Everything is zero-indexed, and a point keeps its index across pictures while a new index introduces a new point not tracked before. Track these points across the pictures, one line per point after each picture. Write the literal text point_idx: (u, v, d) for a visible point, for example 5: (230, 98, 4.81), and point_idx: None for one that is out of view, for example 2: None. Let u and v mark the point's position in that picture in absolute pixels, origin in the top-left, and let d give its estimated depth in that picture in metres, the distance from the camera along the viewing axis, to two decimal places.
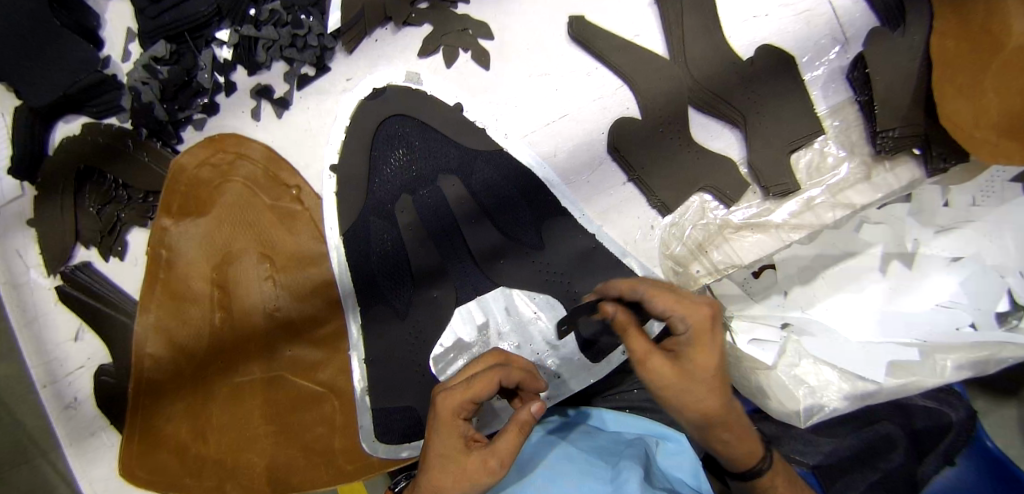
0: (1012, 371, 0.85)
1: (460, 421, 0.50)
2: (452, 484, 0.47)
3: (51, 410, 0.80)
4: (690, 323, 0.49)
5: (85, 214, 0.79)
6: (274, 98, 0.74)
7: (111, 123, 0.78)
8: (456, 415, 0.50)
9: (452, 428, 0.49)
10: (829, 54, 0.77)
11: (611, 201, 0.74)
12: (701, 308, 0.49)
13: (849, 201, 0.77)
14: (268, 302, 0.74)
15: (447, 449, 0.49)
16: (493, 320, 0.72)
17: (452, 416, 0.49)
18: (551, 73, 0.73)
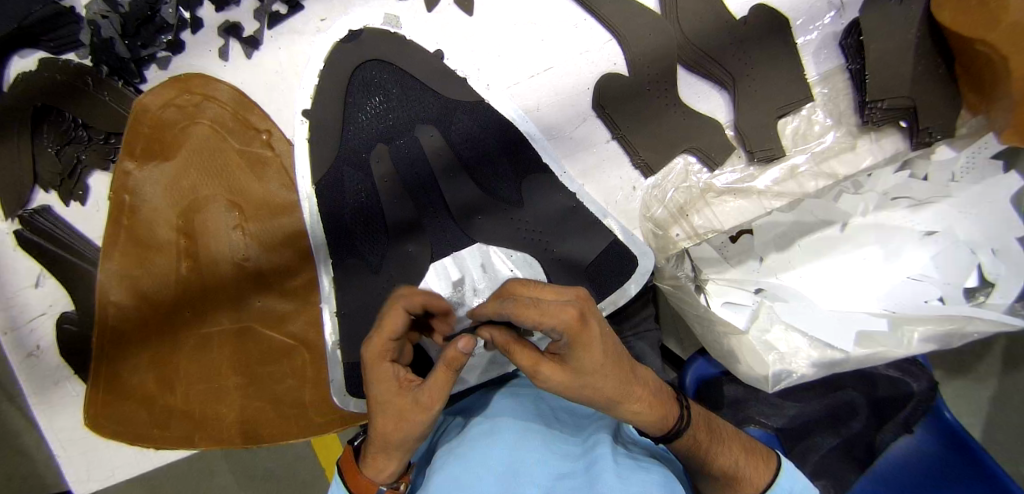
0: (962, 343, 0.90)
1: (387, 362, 0.48)
2: (398, 424, 0.46)
3: (14, 358, 0.78)
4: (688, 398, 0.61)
5: (43, 154, 0.75)
6: (243, 37, 0.70)
7: (70, 60, 0.73)
8: (383, 360, 0.48)
9: (381, 374, 0.48)
10: (824, 18, 0.75)
11: (593, 160, 0.72)
12: (567, 308, 0.43)
13: (833, 170, 0.76)
14: (237, 252, 0.72)
15: (382, 395, 0.47)
16: (469, 277, 0.71)
17: (379, 360, 0.48)
18: (537, 23, 0.70)
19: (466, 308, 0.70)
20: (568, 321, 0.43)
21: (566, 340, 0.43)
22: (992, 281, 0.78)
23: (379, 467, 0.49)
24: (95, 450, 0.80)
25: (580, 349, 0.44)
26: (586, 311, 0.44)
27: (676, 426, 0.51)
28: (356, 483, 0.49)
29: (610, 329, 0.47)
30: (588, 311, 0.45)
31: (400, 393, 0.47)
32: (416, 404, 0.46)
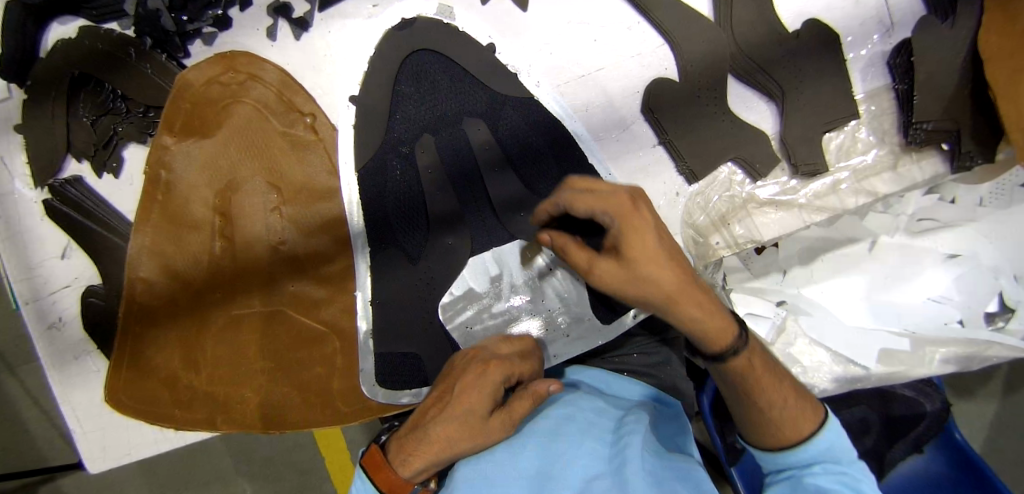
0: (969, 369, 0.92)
1: (489, 385, 0.54)
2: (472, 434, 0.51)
3: (33, 330, 0.77)
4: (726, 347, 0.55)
5: (78, 124, 0.74)
6: (292, 17, 0.69)
7: (112, 29, 0.72)
8: (496, 380, 0.55)
9: (485, 390, 0.53)
10: (873, 37, 0.75)
11: (638, 164, 0.72)
12: (621, 195, 0.50)
13: (874, 188, 0.76)
14: (273, 235, 0.71)
15: (475, 406, 0.52)
16: (507, 274, 0.71)
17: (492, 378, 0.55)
18: (590, 23, 0.69)
19: (504, 303, 0.71)
20: (620, 201, 0.50)
21: (613, 219, 0.49)
22: (1012, 307, 0.79)
23: (406, 466, 0.51)
24: (112, 428, 0.79)
25: (631, 235, 0.49)
26: (639, 202, 0.51)
27: (730, 343, 0.49)
28: (385, 481, 0.51)
29: (663, 225, 0.51)
30: (642, 205, 0.51)
31: (481, 413, 0.52)
32: (496, 423, 0.52)
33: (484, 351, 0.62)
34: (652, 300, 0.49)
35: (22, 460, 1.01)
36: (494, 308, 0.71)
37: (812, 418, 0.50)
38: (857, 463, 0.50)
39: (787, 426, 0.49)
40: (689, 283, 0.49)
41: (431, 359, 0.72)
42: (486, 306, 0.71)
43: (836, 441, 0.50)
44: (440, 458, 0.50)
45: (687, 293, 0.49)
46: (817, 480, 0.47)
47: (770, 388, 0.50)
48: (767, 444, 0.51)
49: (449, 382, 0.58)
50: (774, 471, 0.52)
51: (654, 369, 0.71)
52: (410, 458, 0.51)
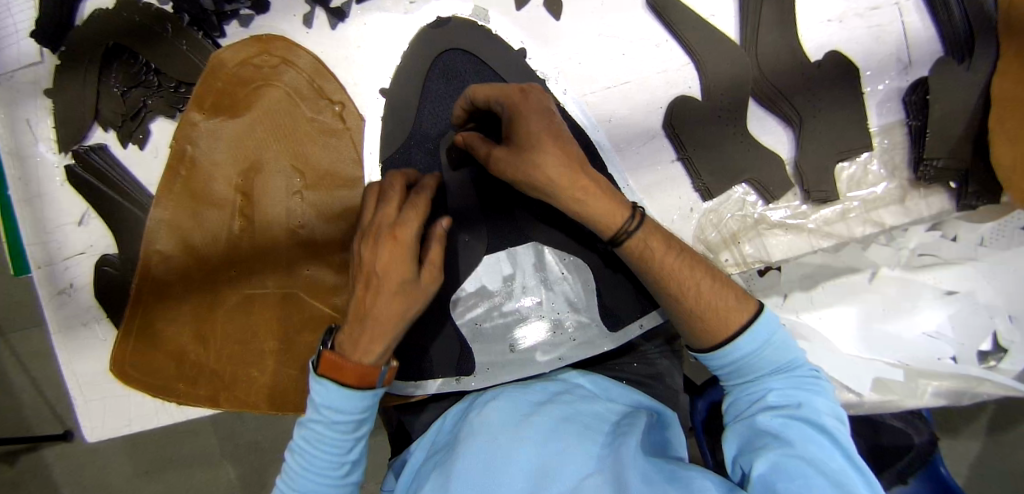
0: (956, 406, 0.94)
1: (405, 254, 0.53)
2: (404, 293, 0.54)
3: (44, 293, 0.77)
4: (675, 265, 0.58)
5: (107, 93, 0.75)
6: (331, 7, 0.71)
7: (151, 4, 0.73)
8: (405, 245, 0.53)
9: (395, 255, 0.53)
10: (891, 72, 0.77)
11: (655, 178, 0.74)
12: (511, 87, 0.58)
13: (881, 219, 0.78)
14: (292, 219, 0.72)
15: (397, 274, 0.53)
16: (520, 274, 0.72)
17: (395, 247, 0.53)
18: (619, 37, 0.72)
19: (514, 303, 0.72)
20: (512, 93, 0.57)
21: (508, 107, 0.56)
22: (1005, 347, 0.81)
23: (360, 348, 0.53)
24: (113, 397, 0.79)
25: (523, 118, 0.55)
26: (530, 92, 0.57)
27: (621, 225, 0.56)
28: (352, 375, 0.52)
29: (548, 112, 0.57)
30: (535, 93, 0.58)
31: (412, 279, 0.54)
32: (428, 279, 0.56)
33: (382, 220, 0.56)
34: (553, 191, 0.56)
35: (14, 423, 1.01)
36: (505, 307, 0.73)
37: (735, 297, 0.56)
38: (798, 357, 0.56)
39: (709, 317, 0.55)
40: (575, 167, 0.56)
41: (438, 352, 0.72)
42: (497, 304, 0.73)
43: (773, 333, 0.55)
44: (394, 332, 0.53)
45: (574, 179, 0.55)
46: (773, 399, 0.52)
47: (676, 270, 0.57)
48: (704, 345, 0.57)
49: (366, 264, 0.55)
50: (724, 376, 0.58)
51: (654, 378, 0.72)
52: (367, 343, 0.53)
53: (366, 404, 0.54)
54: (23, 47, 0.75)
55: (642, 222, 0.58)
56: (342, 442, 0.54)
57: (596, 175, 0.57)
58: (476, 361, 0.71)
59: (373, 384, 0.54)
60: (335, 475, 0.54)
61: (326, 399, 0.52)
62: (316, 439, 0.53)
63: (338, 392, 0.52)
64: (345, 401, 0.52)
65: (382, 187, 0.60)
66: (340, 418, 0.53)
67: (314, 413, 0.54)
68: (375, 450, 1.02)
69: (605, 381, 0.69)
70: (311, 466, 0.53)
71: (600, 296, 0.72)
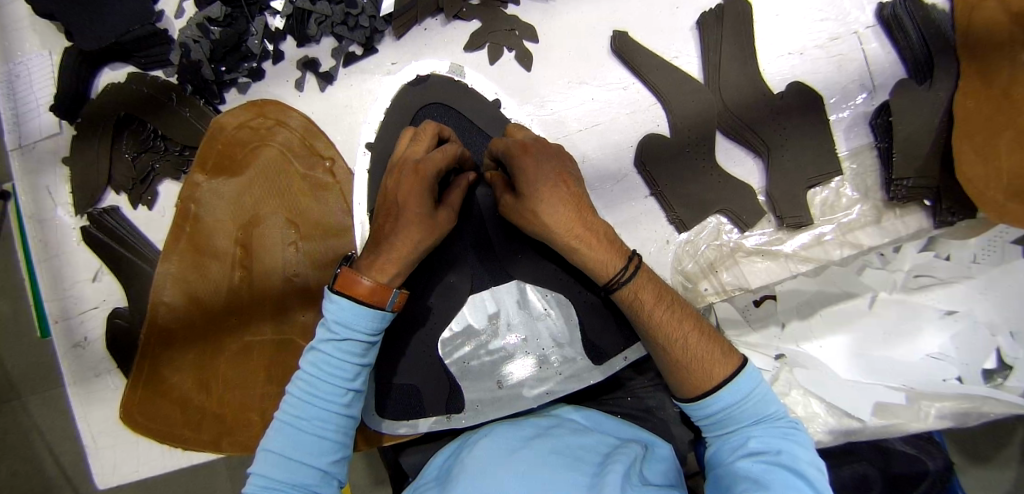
0: (967, 429, 0.94)
1: (419, 187, 0.61)
2: (410, 225, 0.60)
3: (61, 347, 0.83)
4: (665, 316, 0.60)
5: (120, 159, 0.81)
6: (319, 71, 0.77)
7: (157, 76, 0.81)
8: (425, 180, 0.61)
9: (414, 182, 0.61)
10: (856, 98, 0.81)
11: (631, 213, 0.77)
12: (513, 141, 0.63)
13: (858, 241, 0.80)
14: (289, 267, 0.76)
15: (416, 206, 0.60)
16: (504, 312, 0.75)
17: (416, 177, 0.61)
18: (589, 83, 0.76)
19: (500, 341, 0.75)
20: (512, 147, 0.62)
21: (508, 157, 0.62)
22: (1010, 364, 0.81)
23: (385, 269, 0.58)
24: (124, 444, 0.82)
25: (521, 169, 0.60)
26: (531, 146, 0.62)
27: (615, 275, 0.60)
28: (365, 292, 0.55)
29: (556, 165, 0.62)
30: (536, 145, 0.63)
31: (429, 209, 0.61)
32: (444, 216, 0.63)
33: (410, 156, 0.64)
34: (555, 237, 0.61)
35: (36, 479, 1.05)
36: (491, 344, 0.75)
37: (722, 351, 0.58)
38: (779, 408, 0.57)
39: (697, 367, 0.57)
40: (574, 214, 0.60)
41: (430, 392, 0.74)
42: (483, 342, 0.75)
43: (756, 383, 0.57)
44: (409, 258, 0.59)
45: (572, 227, 0.60)
46: (752, 446, 0.54)
47: (664, 322, 0.60)
48: (687, 396, 0.59)
49: (391, 194, 0.63)
50: (705, 426, 0.59)
51: (647, 412, 0.74)
52: (385, 263, 0.59)
53: (376, 327, 0.56)
54: (44, 121, 0.83)
55: (637, 273, 0.61)
56: (348, 365, 0.55)
57: (595, 223, 0.62)
58: (465, 398, 0.74)
59: (382, 306, 0.56)
60: (339, 402, 0.54)
61: (337, 315, 0.54)
62: (327, 360, 0.54)
63: (351, 309, 0.54)
64: (357, 318, 0.54)
65: (417, 131, 0.67)
66: (349, 336, 0.54)
67: (325, 333, 0.55)
68: None
69: (597, 415, 0.71)
70: (316, 389, 0.54)
71: (583, 330, 0.74)
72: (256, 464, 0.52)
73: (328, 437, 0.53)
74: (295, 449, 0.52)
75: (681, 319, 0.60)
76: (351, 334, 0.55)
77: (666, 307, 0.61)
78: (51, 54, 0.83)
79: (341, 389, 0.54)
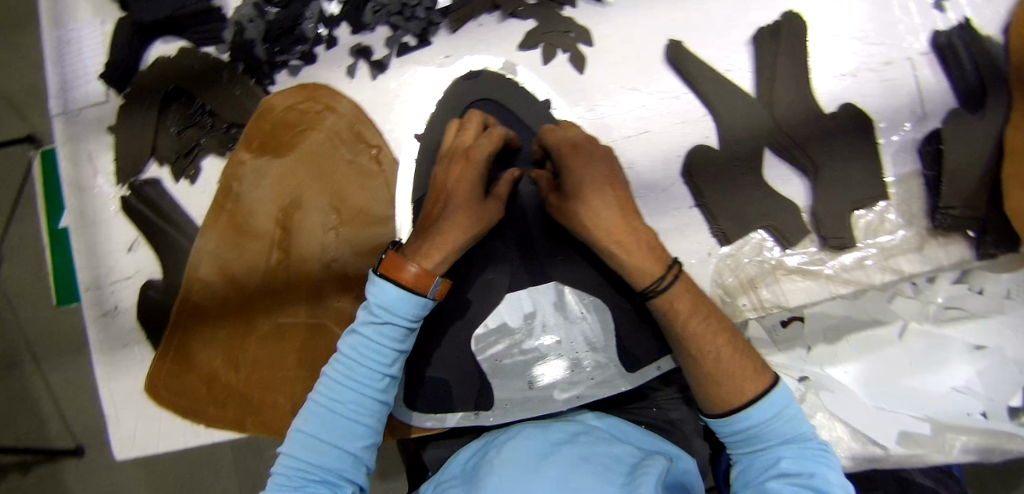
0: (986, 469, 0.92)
1: (471, 173, 0.62)
2: (460, 209, 0.60)
3: (91, 314, 0.83)
4: (700, 326, 0.58)
5: (165, 132, 0.81)
6: (372, 59, 0.78)
7: (209, 52, 0.80)
8: (475, 167, 0.63)
9: (466, 170, 0.62)
10: (905, 125, 0.80)
11: (675, 223, 0.76)
12: (562, 140, 0.64)
13: (899, 267, 0.79)
14: (326, 253, 0.76)
15: (465, 195, 0.61)
16: (540, 312, 0.74)
17: (465, 165, 0.63)
18: (640, 89, 0.76)
19: (534, 341, 0.74)
20: (562, 144, 0.63)
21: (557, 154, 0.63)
22: None
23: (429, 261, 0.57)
24: (144, 419, 0.82)
25: (568, 169, 0.62)
26: (581, 146, 0.64)
27: (650, 284, 0.59)
28: (410, 278, 0.53)
29: (608, 167, 0.63)
30: (587, 145, 0.64)
31: (478, 195, 0.62)
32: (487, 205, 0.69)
33: (459, 145, 0.66)
34: (594, 238, 0.61)
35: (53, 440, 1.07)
36: (525, 344, 0.74)
37: (754, 367, 0.56)
38: (810, 431, 0.55)
39: (732, 379, 0.55)
40: (619, 218, 0.60)
41: (459, 387, 0.74)
42: (517, 341, 0.74)
43: (787, 403, 0.55)
44: (457, 247, 0.58)
45: (613, 231, 0.60)
46: (784, 467, 0.51)
47: (699, 334, 0.58)
48: (717, 410, 0.56)
49: (440, 182, 0.64)
50: (732, 444, 0.57)
51: (672, 424, 0.73)
52: (430, 255, 0.57)
53: (417, 313, 0.54)
54: (92, 88, 0.84)
55: (676, 281, 0.59)
56: (387, 351, 0.53)
57: (640, 229, 0.61)
58: (495, 397, 0.73)
59: (427, 293, 0.54)
60: (376, 388, 0.53)
61: (380, 299, 0.53)
62: (364, 344, 0.53)
63: (397, 295, 0.53)
64: (400, 303, 0.53)
65: (463, 122, 0.69)
66: (391, 321, 0.53)
67: (366, 317, 0.54)
68: (390, 492, 1.02)
69: (624, 424, 0.70)
70: (351, 374, 0.53)
71: (619, 338, 0.74)
72: (288, 443, 0.52)
73: (361, 423, 0.52)
74: (325, 432, 0.51)
75: (720, 331, 0.59)
76: (393, 319, 0.54)
77: (702, 318, 0.59)
78: (104, 22, 0.83)
79: (378, 375, 0.53)
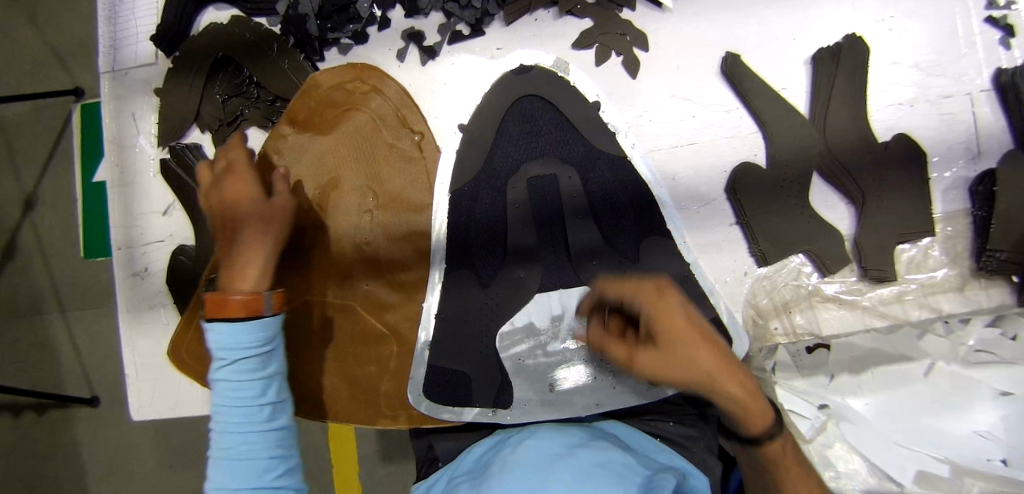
0: None
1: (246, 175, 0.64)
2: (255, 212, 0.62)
3: (121, 273, 0.84)
4: (719, 386, 0.50)
5: (210, 99, 0.81)
6: (423, 45, 0.77)
7: (260, 23, 0.81)
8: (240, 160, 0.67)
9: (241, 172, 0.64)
10: (958, 162, 0.77)
11: (714, 238, 0.76)
12: (644, 282, 0.53)
13: (938, 305, 0.78)
14: (360, 235, 0.77)
15: (242, 194, 0.63)
16: (569, 316, 0.72)
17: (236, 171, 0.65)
18: (691, 100, 0.75)
19: (560, 344, 0.72)
20: (644, 298, 0.51)
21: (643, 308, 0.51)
22: None
23: (248, 279, 0.57)
24: (164, 381, 0.83)
25: (663, 321, 0.50)
26: (667, 286, 0.52)
27: (734, 394, 0.50)
28: (240, 308, 0.50)
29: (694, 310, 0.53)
30: (668, 285, 0.53)
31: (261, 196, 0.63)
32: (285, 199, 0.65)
33: (234, 157, 0.69)
34: (695, 388, 0.50)
35: (71, 389, 1.09)
36: (550, 347, 0.73)
37: (763, 400, 0.53)
38: None
39: (752, 417, 0.52)
40: (721, 355, 0.51)
41: (479, 382, 0.73)
42: (542, 343, 0.73)
43: None
44: (265, 254, 0.60)
45: (730, 373, 0.51)
46: None
47: (726, 394, 0.51)
48: (742, 434, 0.54)
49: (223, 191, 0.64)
50: None
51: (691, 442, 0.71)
52: (244, 271, 0.57)
53: (262, 334, 0.50)
54: (141, 49, 0.84)
55: (777, 427, 0.54)
56: (250, 382, 0.49)
57: (730, 356, 0.53)
58: (515, 396, 0.72)
59: (259, 312, 0.51)
60: (264, 419, 0.49)
61: (222, 341, 0.49)
62: (226, 389, 0.48)
63: (236, 330, 0.49)
64: (237, 336, 0.49)
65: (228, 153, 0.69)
66: (241, 355, 0.49)
67: (216, 365, 0.49)
68: (393, 476, 1.02)
69: (637, 435, 0.68)
70: (232, 417, 0.48)
71: None
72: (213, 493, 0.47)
73: (269, 452, 0.48)
74: (239, 477, 0.47)
75: (730, 385, 0.51)
76: (241, 353, 0.49)
77: (726, 381, 0.50)
78: None
79: (258, 407, 0.49)
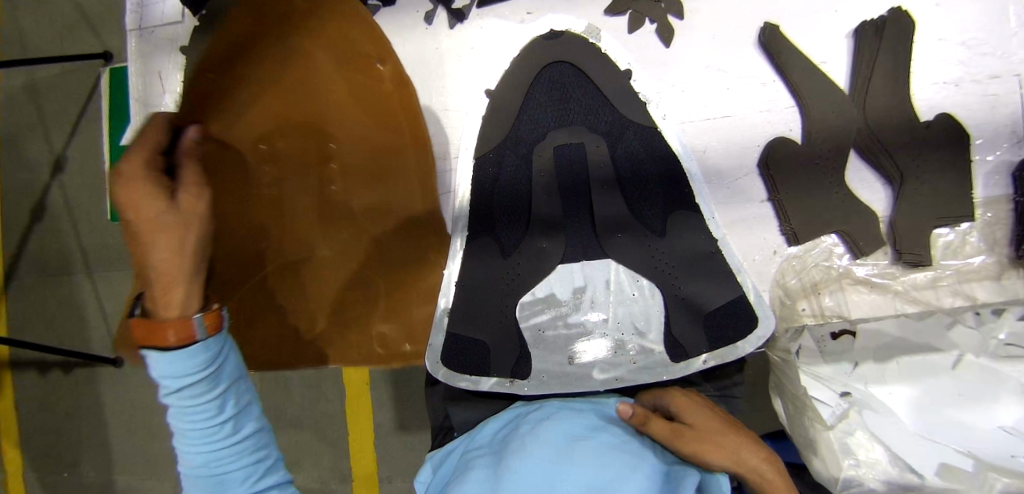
0: None
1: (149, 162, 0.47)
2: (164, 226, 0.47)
3: None
4: (746, 456, 0.56)
5: None
6: (452, 8, 0.76)
7: None
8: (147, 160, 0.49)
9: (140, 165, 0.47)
10: (1001, 147, 0.73)
11: (742, 214, 0.74)
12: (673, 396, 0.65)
13: (972, 293, 0.74)
14: (373, 199, 0.79)
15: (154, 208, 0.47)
16: (591, 287, 0.72)
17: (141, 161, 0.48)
18: (726, 71, 0.72)
19: (580, 316, 0.72)
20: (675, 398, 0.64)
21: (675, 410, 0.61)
22: None
23: (173, 305, 0.47)
24: None
25: (694, 413, 0.60)
26: (691, 400, 0.64)
27: (751, 455, 0.56)
28: (167, 337, 0.44)
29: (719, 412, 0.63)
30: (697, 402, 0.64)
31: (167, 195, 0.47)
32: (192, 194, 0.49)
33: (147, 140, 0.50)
34: (717, 449, 0.55)
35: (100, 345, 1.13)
36: (570, 318, 0.72)
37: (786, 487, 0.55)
38: None
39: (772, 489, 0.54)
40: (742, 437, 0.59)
41: (497, 352, 0.73)
42: (563, 313, 0.73)
43: None
44: (187, 272, 0.48)
45: (754, 448, 0.57)
46: None
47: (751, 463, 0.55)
48: None
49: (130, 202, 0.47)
50: None
51: None
52: (167, 295, 0.47)
53: (202, 359, 0.45)
54: (168, 7, 0.83)
55: None
56: (207, 405, 0.47)
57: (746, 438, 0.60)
58: (533, 366, 0.72)
59: (193, 339, 0.45)
60: (227, 435, 0.49)
61: (161, 369, 0.45)
62: (184, 415, 0.47)
63: (170, 361, 0.45)
64: (175, 366, 0.45)
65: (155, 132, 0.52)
66: (181, 384, 0.45)
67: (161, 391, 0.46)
68: (407, 445, 1.03)
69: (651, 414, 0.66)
70: (192, 438, 0.48)
71: (669, 325, 0.71)
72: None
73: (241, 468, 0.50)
74: None
75: (755, 453, 0.56)
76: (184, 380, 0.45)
77: (747, 453, 0.56)
78: None
79: (219, 427, 0.48)
